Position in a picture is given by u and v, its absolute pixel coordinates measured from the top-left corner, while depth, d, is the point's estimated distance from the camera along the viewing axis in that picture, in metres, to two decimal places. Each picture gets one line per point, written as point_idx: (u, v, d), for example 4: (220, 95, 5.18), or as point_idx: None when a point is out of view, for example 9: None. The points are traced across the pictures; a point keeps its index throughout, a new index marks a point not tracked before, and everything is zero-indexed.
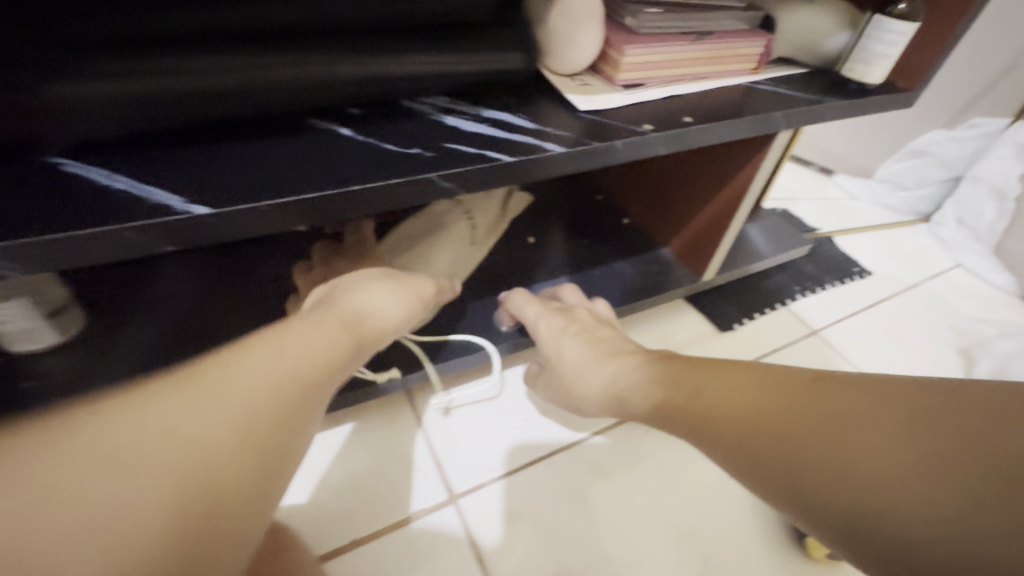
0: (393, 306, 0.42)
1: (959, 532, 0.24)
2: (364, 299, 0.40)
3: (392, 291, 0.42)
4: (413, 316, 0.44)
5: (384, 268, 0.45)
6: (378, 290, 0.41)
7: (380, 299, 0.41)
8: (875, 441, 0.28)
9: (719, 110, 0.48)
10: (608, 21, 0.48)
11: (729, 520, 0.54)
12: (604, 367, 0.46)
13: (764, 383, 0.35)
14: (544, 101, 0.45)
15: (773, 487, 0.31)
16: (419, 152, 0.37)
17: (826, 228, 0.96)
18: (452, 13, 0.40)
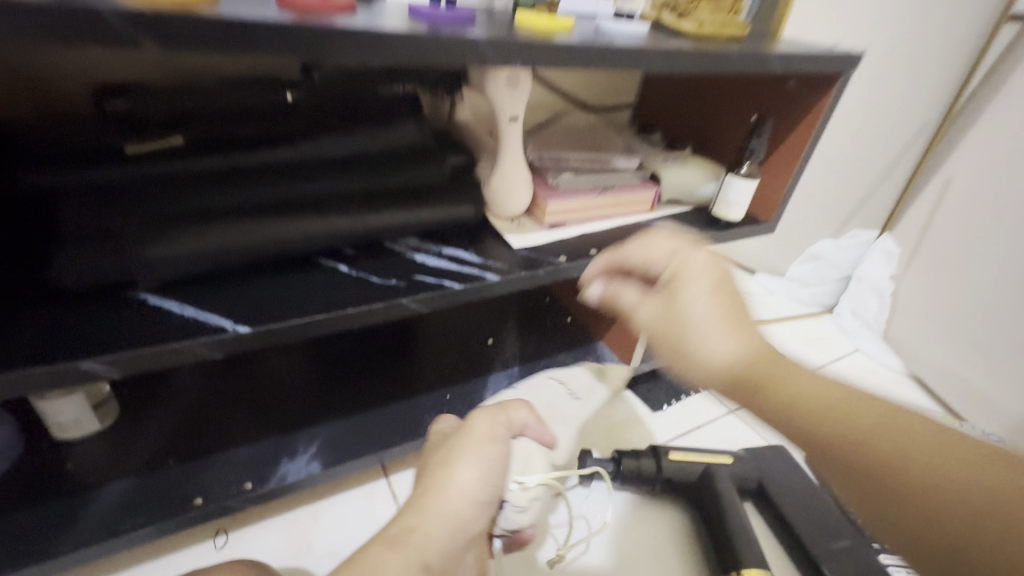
0: (476, 475, 0.46)
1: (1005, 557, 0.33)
2: (464, 475, 0.45)
3: (480, 464, 0.46)
4: (494, 470, 0.47)
5: (489, 422, 0.49)
6: (466, 469, 0.45)
7: (463, 475, 0.45)
8: (942, 454, 0.36)
9: (618, 242, 0.65)
10: (538, 179, 0.67)
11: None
12: (725, 335, 0.42)
13: (837, 392, 0.40)
14: (490, 239, 0.62)
15: (850, 484, 0.38)
16: (395, 282, 0.51)
17: (746, 320, 1.14)
18: (420, 184, 0.57)
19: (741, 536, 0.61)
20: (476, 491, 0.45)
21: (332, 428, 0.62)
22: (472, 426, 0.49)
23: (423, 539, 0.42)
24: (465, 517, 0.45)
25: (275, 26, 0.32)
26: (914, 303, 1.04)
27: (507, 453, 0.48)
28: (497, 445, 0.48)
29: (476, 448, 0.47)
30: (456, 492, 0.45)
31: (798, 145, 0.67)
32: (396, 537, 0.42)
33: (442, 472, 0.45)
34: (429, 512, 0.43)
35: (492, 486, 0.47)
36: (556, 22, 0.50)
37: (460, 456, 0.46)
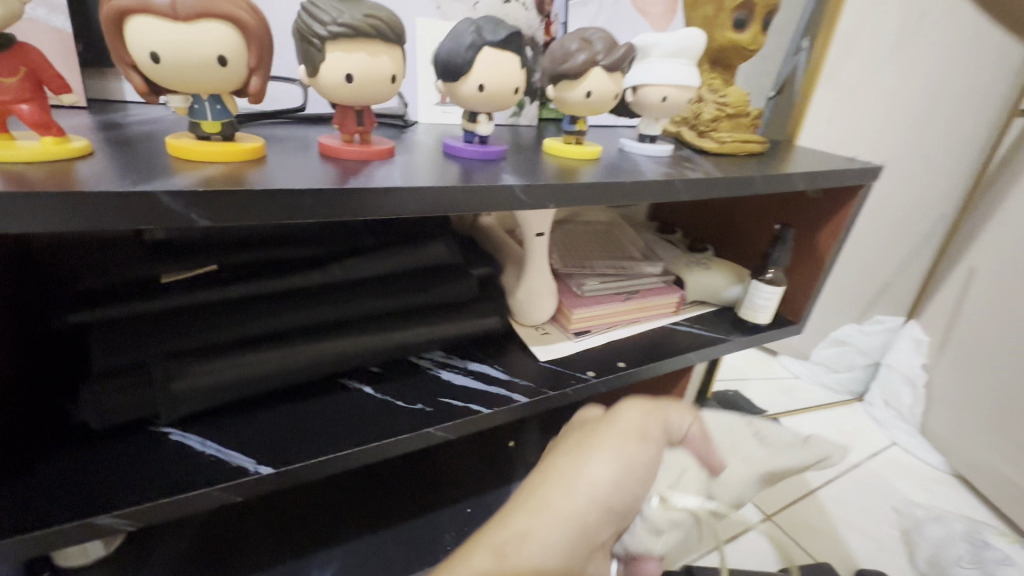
0: (617, 478, 0.35)
1: None
2: (604, 472, 0.35)
3: (622, 459, 0.36)
4: (634, 480, 0.36)
5: (639, 419, 0.39)
6: (606, 463, 0.35)
7: (601, 468, 0.35)
8: None
9: (644, 351, 0.64)
10: (561, 285, 0.67)
11: None
12: None
13: None
14: (513, 351, 0.61)
15: None
16: (420, 407, 0.50)
17: (773, 409, 1.09)
18: (447, 301, 0.57)
19: None
20: (609, 495, 0.35)
21: (347, 552, 0.58)
22: (618, 416, 0.39)
23: (543, 551, 0.31)
24: (595, 526, 0.34)
25: (322, 190, 0.33)
26: (948, 395, 1.00)
27: (653, 458, 0.38)
28: (648, 446, 0.38)
29: (620, 442, 0.37)
30: (590, 487, 0.34)
31: (824, 250, 0.67)
32: (507, 545, 0.31)
33: (572, 459, 0.36)
34: (552, 510, 0.33)
35: (626, 501, 0.36)
36: (584, 151, 0.52)
37: (598, 444, 0.37)
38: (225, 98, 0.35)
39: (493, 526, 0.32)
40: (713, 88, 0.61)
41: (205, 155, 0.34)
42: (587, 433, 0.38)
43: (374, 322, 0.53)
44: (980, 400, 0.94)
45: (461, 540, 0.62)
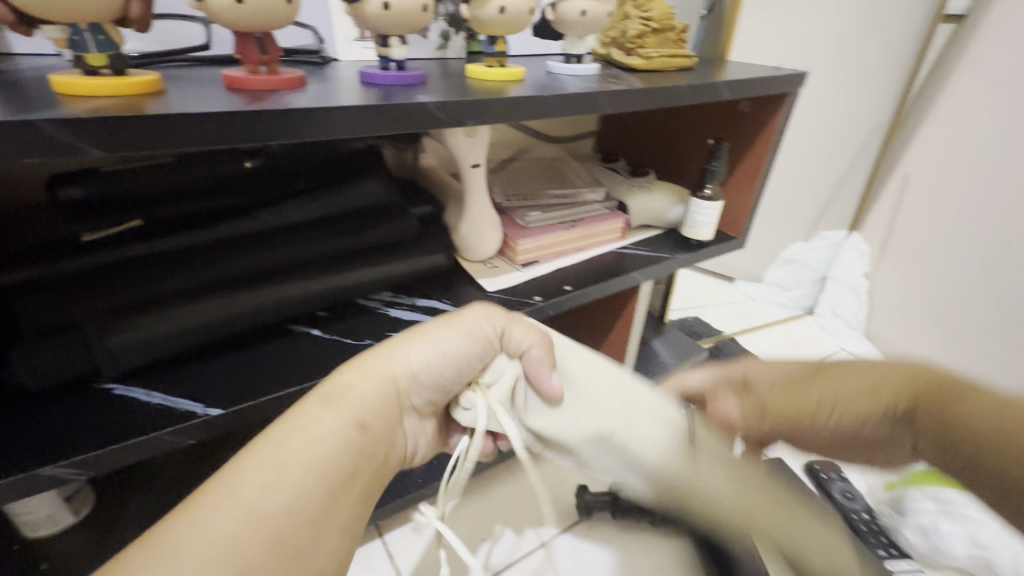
0: (431, 359, 0.40)
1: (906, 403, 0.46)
2: (419, 353, 0.40)
3: (436, 348, 0.40)
4: (452, 364, 0.40)
5: (473, 322, 0.41)
6: (424, 346, 0.40)
7: (418, 352, 0.40)
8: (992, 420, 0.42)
9: (591, 275, 0.66)
10: (506, 219, 0.68)
11: None
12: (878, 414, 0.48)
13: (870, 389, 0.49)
14: (463, 285, 0.62)
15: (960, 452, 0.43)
16: (369, 343, 0.51)
17: (729, 330, 1.16)
18: (384, 240, 0.58)
19: None
20: (417, 373, 0.40)
21: None
22: (457, 315, 0.41)
23: (359, 399, 0.37)
24: (406, 391, 0.40)
25: (223, 116, 0.32)
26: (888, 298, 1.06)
27: (479, 351, 0.41)
28: (472, 344, 0.40)
29: (439, 334, 0.40)
30: (402, 363, 0.39)
31: (757, 162, 0.69)
32: (333, 393, 0.36)
33: (394, 344, 0.40)
34: (370, 370, 0.39)
35: (441, 380, 0.41)
36: (507, 72, 0.51)
37: (422, 336, 0.40)
38: (108, 28, 0.33)
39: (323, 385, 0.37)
40: (636, 2, 0.61)
41: (85, 88, 0.32)
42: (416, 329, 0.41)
43: (314, 266, 0.53)
44: None
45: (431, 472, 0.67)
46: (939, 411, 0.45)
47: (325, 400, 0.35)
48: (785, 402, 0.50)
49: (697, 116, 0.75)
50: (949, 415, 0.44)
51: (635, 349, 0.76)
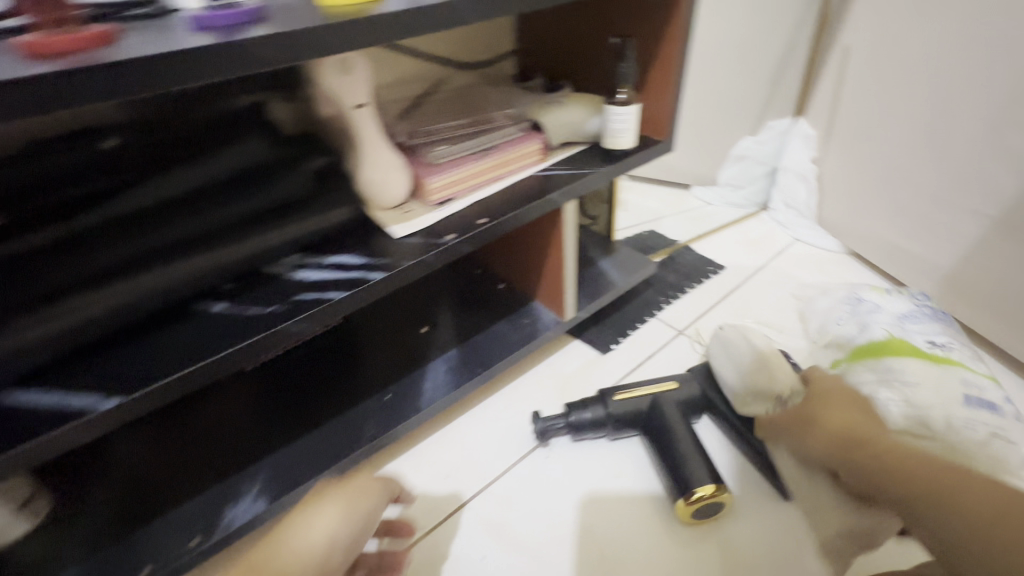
0: (336, 521, 0.49)
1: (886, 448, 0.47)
2: (325, 515, 0.49)
3: (338, 508, 0.50)
4: (354, 519, 0.51)
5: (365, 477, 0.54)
6: (328, 511, 0.50)
7: (324, 518, 0.49)
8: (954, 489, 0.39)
9: (508, 203, 0.63)
10: (414, 159, 0.64)
11: (622, 525, 0.63)
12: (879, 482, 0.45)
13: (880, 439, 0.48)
14: (374, 234, 0.59)
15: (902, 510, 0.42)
16: (274, 309, 0.50)
17: (684, 238, 1.15)
18: (278, 201, 0.55)
19: (691, 454, 0.62)
20: (335, 534, 0.49)
21: (276, 459, 0.62)
22: (353, 481, 0.53)
23: (290, 560, 0.46)
24: (329, 551, 0.48)
25: None
26: (836, 181, 1.04)
27: (376, 506, 0.53)
28: (369, 498, 0.53)
29: (347, 498, 0.51)
30: (316, 526, 0.48)
31: (669, 56, 0.65)
32: (263, 557, 0.46)
33: (306, 512, 0.50)
34: (289, 537, 0.48)
35: (350, 535, 0.50)
36: None
37: (331, 498, 0.51)
38: None
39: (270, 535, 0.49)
40: None
41: None
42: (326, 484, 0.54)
43: (208, 238, 0.51)
44: (860, 176, 0.99)
45: (382, 423, 0.66)
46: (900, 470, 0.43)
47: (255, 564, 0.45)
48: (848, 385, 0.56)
49: (604, 14, 0.69)
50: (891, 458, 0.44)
51: (574, 272, 0.75)
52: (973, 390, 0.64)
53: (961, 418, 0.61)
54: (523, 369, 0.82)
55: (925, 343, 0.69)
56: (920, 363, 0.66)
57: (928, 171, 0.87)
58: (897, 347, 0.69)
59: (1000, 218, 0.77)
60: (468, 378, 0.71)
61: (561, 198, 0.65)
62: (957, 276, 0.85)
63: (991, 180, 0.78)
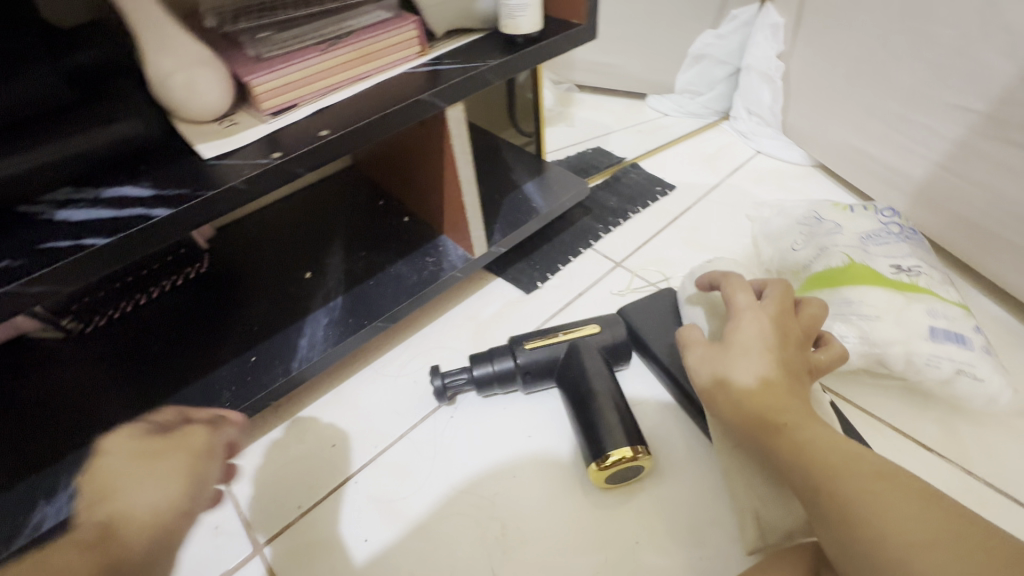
0: (168, 495, 0.38)
1: (857, 461, 0.38)
2: (150, 487, 0.38)
3: (167, 479, 0.39)
4: (199, 480, 0.40)
5: (194, 428, 0.43)
6: (146, 484, 0.38)
7: (146, 495, 0.38)
8: (870, 477, 0.37)
9: (367, 108, 0.48)
10: (239, 53, 0.49)
11: (533, 494, 0.53)
12: (861, 498, 0.36)
13: (839, 442, 0.40)
14: (178, 156, 0.44)
15: (834, 534, 0.36)
16: (4, 264, 0.36)
17: (632, 154, 1.00)
18: (7, 113, 0.39)
19: (607, 414, 0.53)
20: (162, 502, 0.38)
21: None
22: (187, 435, 0.42)
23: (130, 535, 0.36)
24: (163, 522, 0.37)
25: None
26: (803, 80, 0.89)
27: (218, 464, 0.42)
28: (206, 459, 0.41)
29: (181, 459, 0.40)
30: (140, 507, 0.37)
31: None
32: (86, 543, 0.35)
33: (128, 483, 0.38)
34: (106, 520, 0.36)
35: (199, 499, 0.40)
36: None
37: (163, 465, 0.39)
38: None
39: (82, 522, 0.36)
40: None
41: None
42: (117, 434, 0.41)
43: None
44: (830, 72, 0.84)
45: (241, 392, 0.54)
46: (818, 460, 0.39)
47: (86, 550, 0.34)
48: (770, 326, 0.47)
49: None
50: (822, 469, 0.38)
51: (478, 196, 0.62)
52: (941, 321, 0.54)
53: (923, 355, 0.53)
54: (432, 317, 0.71)
55: (889, 268, 0.59)
56: (882, 291, 0.56)
57: (905, 60, 0.73)
58: (858, 274, 0.58)
59: (985, 114, 0.65)
60: (354, 330, 0.59)
61: (443, 103, 0.51)
62: (929, 186, 0.73)
63: (978, 63, 0.64)
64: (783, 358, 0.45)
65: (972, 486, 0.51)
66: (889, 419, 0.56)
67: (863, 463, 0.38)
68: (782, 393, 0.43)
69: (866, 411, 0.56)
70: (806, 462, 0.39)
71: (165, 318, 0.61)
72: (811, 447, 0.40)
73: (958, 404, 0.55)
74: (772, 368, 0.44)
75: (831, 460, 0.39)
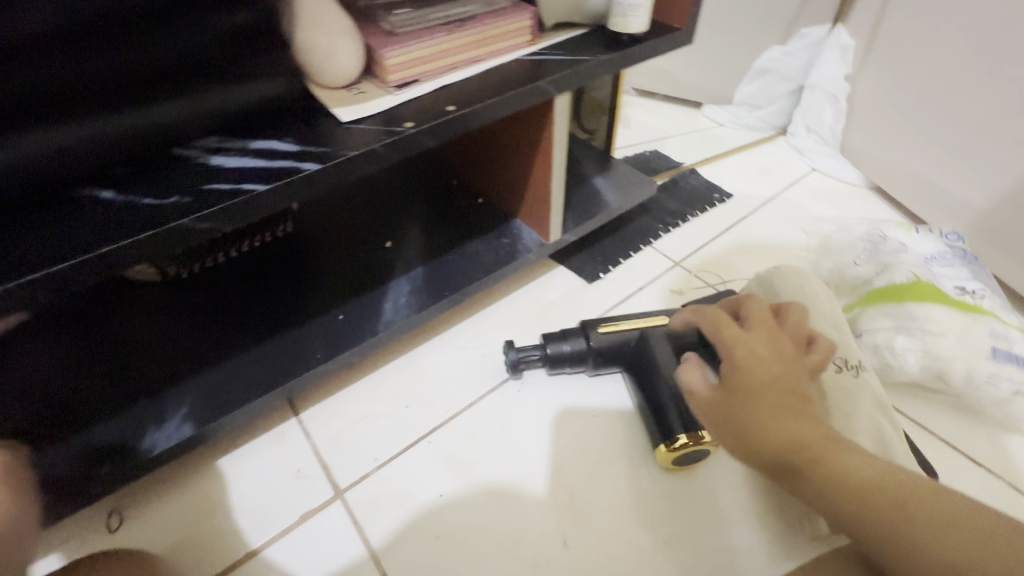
0: None
1: (855, 493, 0.33)
2: None
3: None
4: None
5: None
6: None
7: None
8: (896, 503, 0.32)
9: (486, 90, 0.51)
10: (372, 26, 0.52)
11: (598, 468, 0.56)
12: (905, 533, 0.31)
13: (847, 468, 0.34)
14: (314, 117, 0.48)
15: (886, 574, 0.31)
16: (174, 200, 0.39)
17: (690, 160, 1.03)
18: (181, 60, 0.40)
19: (676, 400, 0.55)
20: None
21: (206, 380, 0.54)
22: None
23: None
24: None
25: None
26: (869, 103, 0.91)
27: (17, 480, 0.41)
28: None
29: None
30: None
31: None
32: None
33: None
34: None
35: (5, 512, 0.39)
36: None
37: None
38: None
39: None
40: None
41: None
42: None
43: (106, 99, 0.39)
44: (897, 98, 0.86)
45: (331, 346, 0.57)
46: (829, 488, 0.33)
47: None
48: (763, 358, 0.38)
49: None
50: (844, 499, 0.33)
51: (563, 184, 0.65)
52: (1002, 342, 0.57)
53: (983, 372, 0.56)
54: (498, 296, 0.74)
55: (953, 288, 0.62)
56: (947, 309, 0.59)
57: (977, 93, 0.75)
58: (924, 290, 0.61)
59: None
60: (435, 300, 0.62)
61: (555, 90, 0.53)
62: (989, 217, 0.76)
63: None
64: (789, 392, 0.37)
65: (1019, 501, 0.53)
66: (942, 433, 0.58)
67: (905, 486, 0.32)
68: (808, 426, 0.35)
69: (920, 423, 0.59)
70: (839, 491, 0.33)
71: (257, 271, 0.64)
72: (834, 473, 0.34)
73: (1010, 424, 0.57)
74: (776, 411, 0.36)
75: (837, 490, 0.33)
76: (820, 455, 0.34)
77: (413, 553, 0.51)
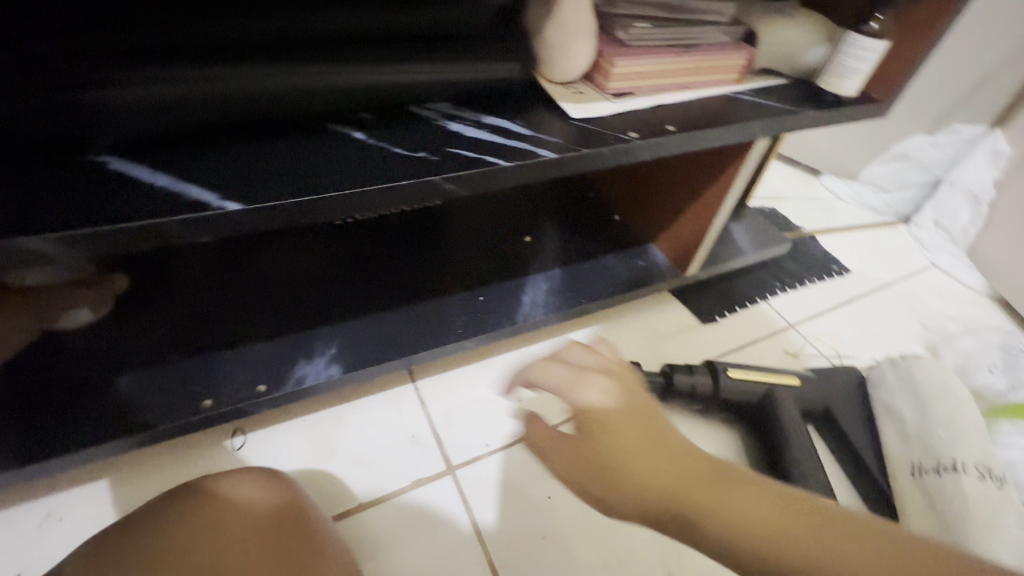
0: None
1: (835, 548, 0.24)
2: None
3: None
4: None
5: None
6: None
7: None
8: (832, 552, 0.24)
9: (702, 118, 0.52)
10: (601, 33, 0.53)
11: None
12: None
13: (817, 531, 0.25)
14: (538, 106, 0.49)
15: None
16: (423, 155, 0.41)
17: (810, 227, 1.02)
18: (437, 28, 0.45)
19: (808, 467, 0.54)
20: None
21: (355, 327, 0.55)
22: None
23: None
24: None
25: None
26: (1014, 213, 0.89)
27: None
28: None
29: None
30: None
31: None
32: None
33: None
34: None
35: None
36: None
37: None
38: None
39: None
40: None
41: None
42: None
43: (371, 49, 0.42)
44: None
45: (473, 324, 0.58)
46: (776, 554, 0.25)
47: None
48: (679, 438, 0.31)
49: None
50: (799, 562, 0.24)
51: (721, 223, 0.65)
52: None
53: None
54: (614, 314, 0.74)
55: None
56: None
57: None
58: None
59: None
60: (571, 304, 0.63)
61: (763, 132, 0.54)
62: None
63: None
64: (704, 464, 0.29)
65: None
66: None
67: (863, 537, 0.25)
68: (749, 494, 0.27)
69: None
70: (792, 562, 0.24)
71: (405, 235, 0.66)
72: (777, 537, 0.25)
73: None
74: (709, 482, 0.28)
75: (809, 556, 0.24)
76: (782, 542, 0.25)
77: (519, 548, 0.51)
